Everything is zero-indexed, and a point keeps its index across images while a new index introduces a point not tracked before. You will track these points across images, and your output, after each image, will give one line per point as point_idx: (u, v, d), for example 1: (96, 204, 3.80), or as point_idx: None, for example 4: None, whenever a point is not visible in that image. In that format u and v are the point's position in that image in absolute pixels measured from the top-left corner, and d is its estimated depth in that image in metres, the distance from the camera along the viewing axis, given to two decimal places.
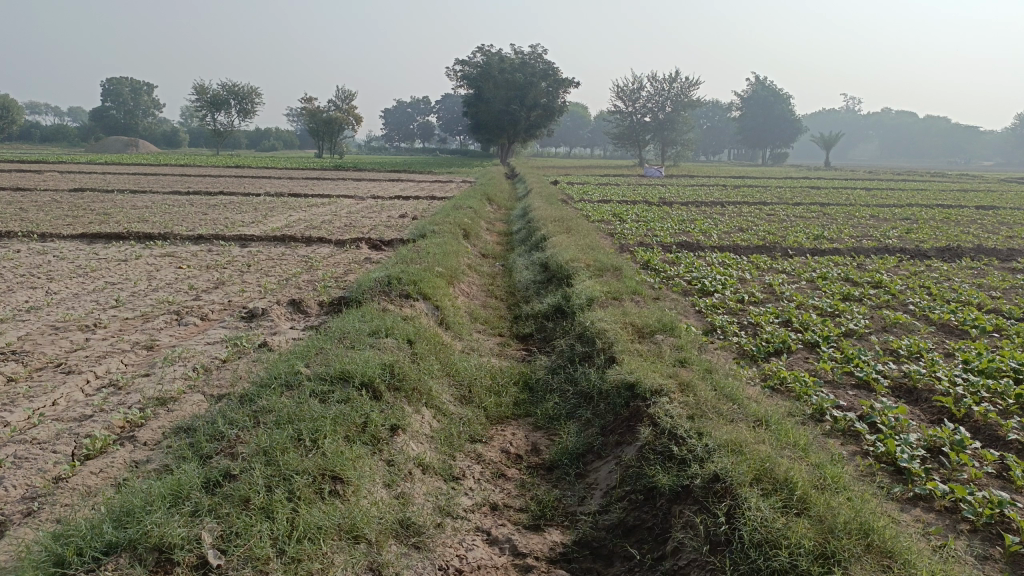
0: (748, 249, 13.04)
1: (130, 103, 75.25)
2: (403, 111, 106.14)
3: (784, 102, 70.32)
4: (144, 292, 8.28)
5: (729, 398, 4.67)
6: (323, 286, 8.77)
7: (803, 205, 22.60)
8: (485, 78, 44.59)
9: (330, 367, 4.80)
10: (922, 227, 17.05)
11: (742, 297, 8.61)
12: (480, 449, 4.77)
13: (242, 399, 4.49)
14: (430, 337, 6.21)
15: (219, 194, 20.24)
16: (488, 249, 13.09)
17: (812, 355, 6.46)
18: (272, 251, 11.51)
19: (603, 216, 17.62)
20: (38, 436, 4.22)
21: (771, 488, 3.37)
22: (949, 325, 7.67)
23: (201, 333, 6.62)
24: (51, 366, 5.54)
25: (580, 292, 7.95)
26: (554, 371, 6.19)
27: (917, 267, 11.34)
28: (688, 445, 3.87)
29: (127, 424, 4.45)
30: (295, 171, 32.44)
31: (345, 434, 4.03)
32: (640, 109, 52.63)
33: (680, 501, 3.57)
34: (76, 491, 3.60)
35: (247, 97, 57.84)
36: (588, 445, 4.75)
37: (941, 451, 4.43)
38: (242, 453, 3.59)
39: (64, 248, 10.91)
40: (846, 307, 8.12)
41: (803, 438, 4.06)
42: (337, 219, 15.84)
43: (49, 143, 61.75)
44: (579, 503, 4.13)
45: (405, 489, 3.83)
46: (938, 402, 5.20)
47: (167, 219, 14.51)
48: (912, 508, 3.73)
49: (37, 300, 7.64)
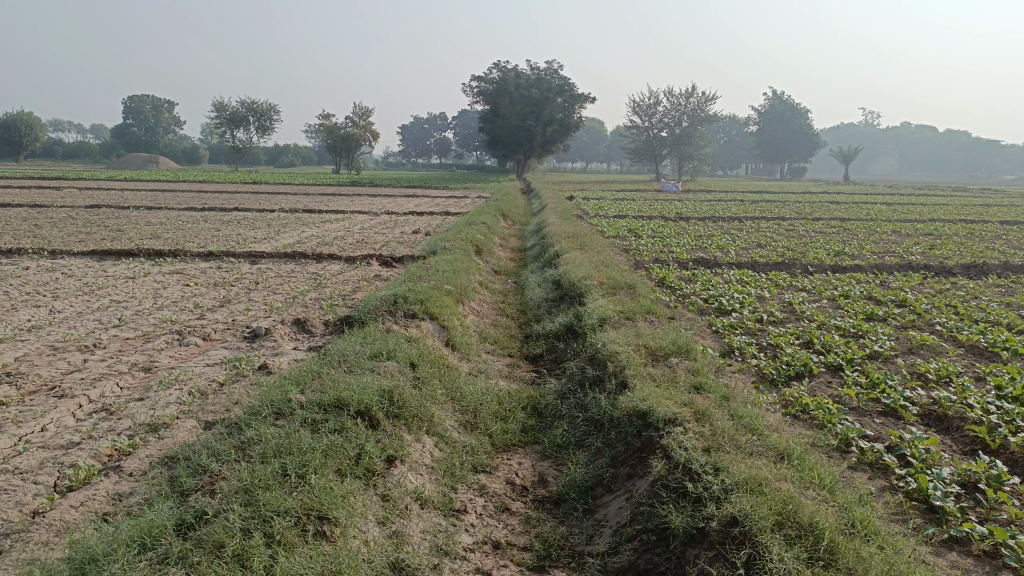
0: (766, 265, 12.71)
1: (150, 120, 76.64)
2: (419, 126, 106.55)
3: (802, 117, 69.74)
4: (148, 310, 8.12)
5: (748, 429, 4.38)
6: (330, 305, 8.60)
7: (823, 221, 22.18)
8: (501, 94, 44.59)
9: (325, 394, 4.56)
10: (947, 243, 16.57)
11: (761, 316, 8.33)
12: (484, 480, 4.51)
13: (232, 429, 4.28)
14: (434, 360, 5.97)
15: (234, 210, 20.22)
16: (500, 266, 12.86)
17: (834, 379, 6.15)
18: (282, 268, 11.34)
19: (618, 231, 17.34)
20: (20, 465, 4.00)
21: (796, 535, 3.09)
22: (979, 347, 7.34)
23: (202, 354, 6.42)
24: (44, 389, 5.34)
25: (593, 311, 7.70)
26: (563, 396, 5.92)
27: (942, 285, 10.99)
28: (703, 481, 3.59)
29: (115, 452, 4.23)
30: (311, 187, 32.61)
31: (337, 467, 3.81)
32: (657, 124, 52.40)
33: (695, 545, 3.29)
34: (52, 528, 3.37)
35: (266, 114, 58.37)
36: (598, 477, 4.48)
37: (977, 487, 4.13)
38: (223, 491, 3.38)
39: (73, 265, 10.79)
40: (871, 327, 7.80)
41: (829, 475, 3.75)
42: (350, 234, 15.71)
43: (70, 159, 62.74)
44: (587, 542, 3.85)
45: (400, 528, 3.58)
46: (971, 432, 4.90)
47: (180, 235, 14.39)
48: (948, 552, 3.44)
49: (39, 319, 7.49)
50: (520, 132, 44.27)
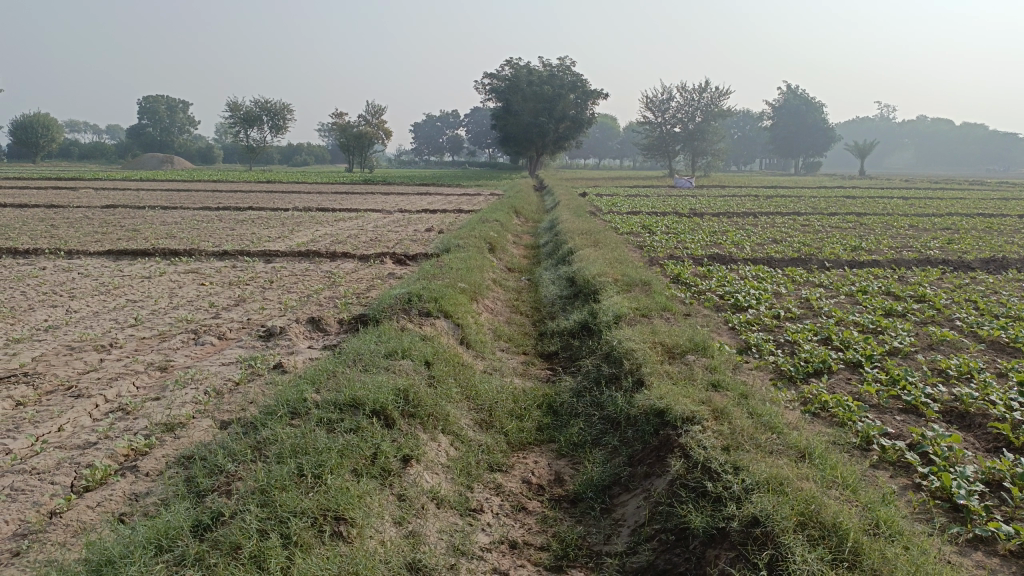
0: (782, 261, 12.60)
1: (165, 121, 77.19)
2: (432, 124, 106.70)
3: (816, 111, 69.22)
4: (163, 310, 8.14)
5: (767, 427, 4.32)
6: (345, 303, 8.60)
7: (839, 216, 21.96)
8: (514, 91, 44.46)
9: (340, 393, 4.54)
10: (966, 237, 16.37)
11: (778, 312, 8.25)
12: (500, 479, 4.48)
13: (247, 429, 4.27)
14: (449, 358, 5.96)
15: (247, 209, 20.29)
16: (514, 263, 12.83)
17: (854, 375, 6.07)
18: (296, 266, 11.35)
19: (632, 228, 17.24)
20: (38, 465, 4.01)
21: (819, 535, 3.04)
22: (1000, 343, 7.23)
23: (217, 353, 6.43)
24: (61, 389, 5.36)
25: (608, 308, 7.65)
26: (579, 394, 5.88)
27: (962, 279, 10.85)
28: (723, 481, 3.55)
29: (131, 452, 4.24)
30: (325, 186, 32.69)
31: (353, 467, 3.80)
32: (669, 120, 52.15)
33: (715, 545, 3.24)
34: (69, 528, 3.37)
35: (279, 113, 58.57)
36: (615, 476, 4.44)
37: (1002, 486, 4.05)
38: (239, 492, 3.37)
39: (90, 265, 10.85)
40: (889, 323, 7.70)
41: (851, 474, 3.69)
42: (363, 233, 15.72)
43: (86, 160, 63.27)
44: (605, 542, 3.81)
45: (417, 528, 3.56)
46: (993, 429, 4.82)
47: (195, 234, 14.45)
48: (973, 552, 3.37)
49: (56, 318, 7.53)
50: (532, 129, 44.17)
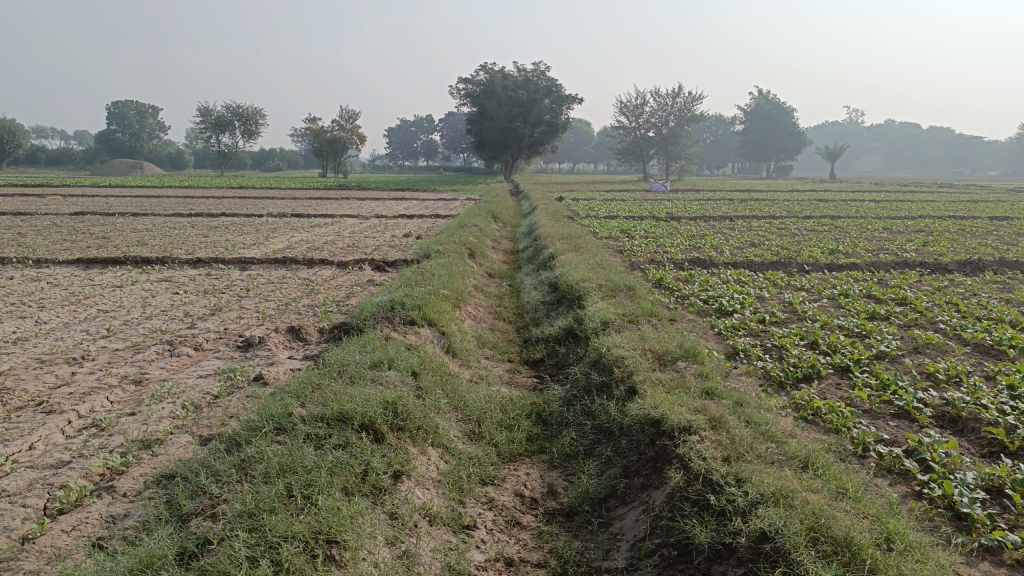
0: (762, 265, 12.62)
1: (134, 126, 76.14)
2: (406, 130, 106.40)
3: (788, 116, 69.95)
4: (136, 320, 7.90)
5: (765, 436, 4.24)
6: (324, 311, 8.42)
7: (814, 219, 22.12)
8: (487, 96, 44.29)
9: (327, 408, 4.38)
10: (939, 239, 16.52)
11: (763, 317, 8.21)
12: (492, 493, 4.35)
13: (230, 445, 4.10)
14: (436, 368, 5.81)
15: (221, 215, 19.94)
16: (495, 269, 12.72)
17: (843, 380, 6.03)
18: (273, 274, 11.13)
19: (611, 232, 17.18)
20: (7, 487, 3.80)
21: (831, 551, 2.96)
22: (985, 345, 7.24)
23: (194, 365, 6.22)
24: (31, 405, 5.13)
25: (593, 314, 7.55)
26: (567, 403, 5.77)
27: (940, 282, 10.91)
28: (727, 493, 3.47)
29: (107, 472, 4.04)
30: (298, 191, 32.36)
31: (343, 485, 3.65)
32: (644, 124, 52.32)
33: (722, 561, 3.16)
34: (42, 555, 3.18)
35: (252, 119, 57.90)
36: (611, 488, 4.34)
37: (1003, 492, 3.98)
38: (226, 515, 3.23)
39: (59, 275, 10.54)
40: (874, 327, 7.68)
41: (855, 485, 3.62)
42: (340, 239, 15.49)
43: (54, 166, 62.18)
44: (603, 557, 3.69)
45: (410, 548, 3.43)
46: (988, 433, 4.78)
47: (168, 242, 14.15)
48: (980, 563, 3.31)
49: (24, 330, 7.27)
50: (507, 134, 44.13)
